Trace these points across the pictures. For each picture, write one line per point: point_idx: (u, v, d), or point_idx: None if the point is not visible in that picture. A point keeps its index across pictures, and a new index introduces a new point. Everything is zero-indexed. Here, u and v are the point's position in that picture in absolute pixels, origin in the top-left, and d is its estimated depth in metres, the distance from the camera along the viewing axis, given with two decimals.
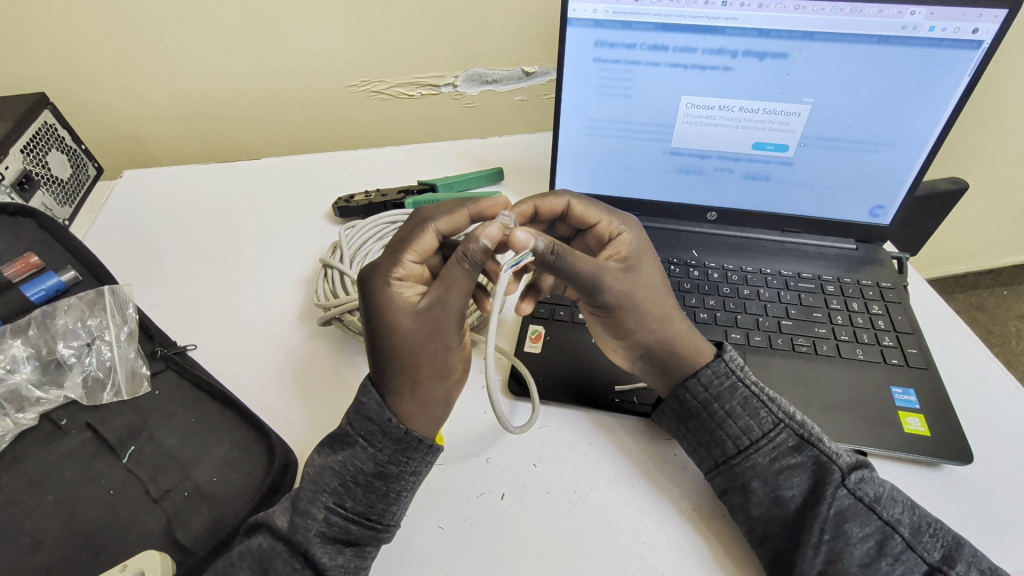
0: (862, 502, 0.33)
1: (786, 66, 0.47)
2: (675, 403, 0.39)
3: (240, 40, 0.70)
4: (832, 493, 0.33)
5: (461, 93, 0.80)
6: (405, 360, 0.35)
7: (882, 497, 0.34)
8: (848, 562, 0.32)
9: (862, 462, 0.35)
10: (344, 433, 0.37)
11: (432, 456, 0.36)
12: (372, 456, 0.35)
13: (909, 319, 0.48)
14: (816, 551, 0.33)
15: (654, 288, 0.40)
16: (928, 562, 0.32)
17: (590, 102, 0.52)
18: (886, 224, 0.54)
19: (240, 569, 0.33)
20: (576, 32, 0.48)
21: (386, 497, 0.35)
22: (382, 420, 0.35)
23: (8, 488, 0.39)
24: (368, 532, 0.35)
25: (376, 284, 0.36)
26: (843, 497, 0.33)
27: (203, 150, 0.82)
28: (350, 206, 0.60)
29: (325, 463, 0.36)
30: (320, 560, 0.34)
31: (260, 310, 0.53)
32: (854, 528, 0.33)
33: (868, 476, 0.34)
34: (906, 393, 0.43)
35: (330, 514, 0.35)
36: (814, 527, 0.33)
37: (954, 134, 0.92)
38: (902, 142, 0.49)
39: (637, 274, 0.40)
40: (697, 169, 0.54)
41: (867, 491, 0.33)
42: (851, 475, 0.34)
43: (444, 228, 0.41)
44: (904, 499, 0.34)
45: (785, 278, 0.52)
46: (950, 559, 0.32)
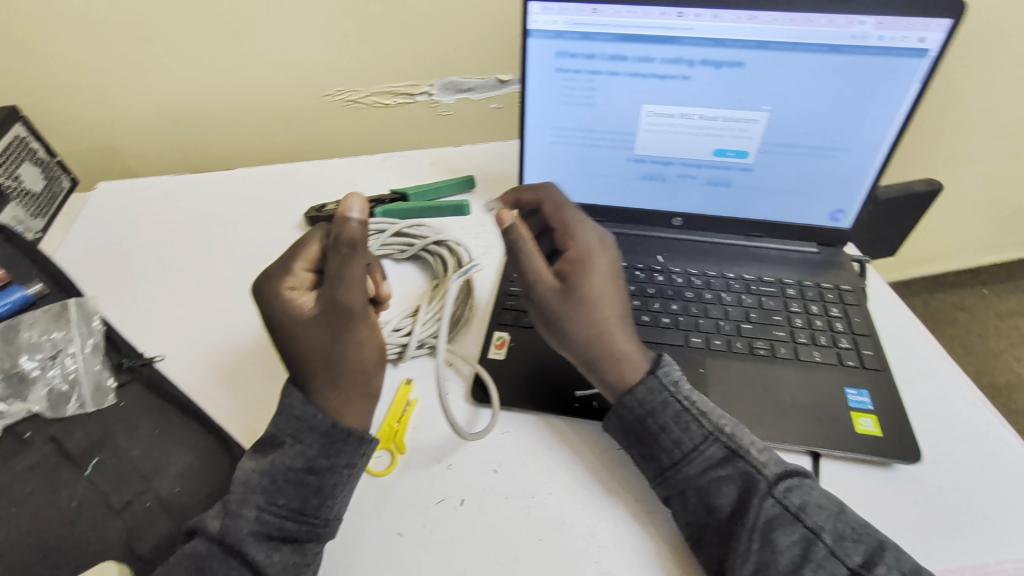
0: (787, 510, 0.34)
1: (742, 75, 0.48)
2: (614, 418, 0.39)
3: (213, 51, 0.71)
4: (758, 502, 0.34)
5: (437, 102, 0.80)
6: (320, 361, 0.38)
7: (808, 505, 0.34)
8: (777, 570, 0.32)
9: (792, 470, 0.36)
10: (272, 436, 0.38)
11: (363, 447, 0.38)
12: (302, 452, 0.37)
13: (866, 322, 0.49)
14: (746, 559, 0.33)
15: (595, 290, 0.41)
16: (850, 567, 0.32)
17: (553, 111, 0.53)
18: (846, 228, 0.55)
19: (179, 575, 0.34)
20: (537, 42, 0.49)
21: (320, 491, 0.37)
22: (308, 417, 0.38)
23: None
24: (304, 527, 0.36)
25: (270, 294, 0.38)
26: (769, 506, 0.34)
27: (180, 161, 0.82)
28: (320, 215, 0.60)
29: (256, 466, 0.37)
30: (255, 555, 0.34)
31: (229, 320, 0.53)
32: (780, 536, 0.33)
33: (796, 484, 0.35)
34: (859, 394, 0.44)
35: (262, 514, 0.36)
36: (742, 536, 0.33)
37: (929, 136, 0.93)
38: (857, 148, 0.50)
39: (581, 274, 0.41)
40: (660, 176, 0.55)
41: (793, 500, 0.34)
42: (776, 484, 0.35)
43: (324, 223, 0.41)
44: (833, 506, 0.34)
45: (747, 283, 0.53)
46: (871, 563, 0.32)
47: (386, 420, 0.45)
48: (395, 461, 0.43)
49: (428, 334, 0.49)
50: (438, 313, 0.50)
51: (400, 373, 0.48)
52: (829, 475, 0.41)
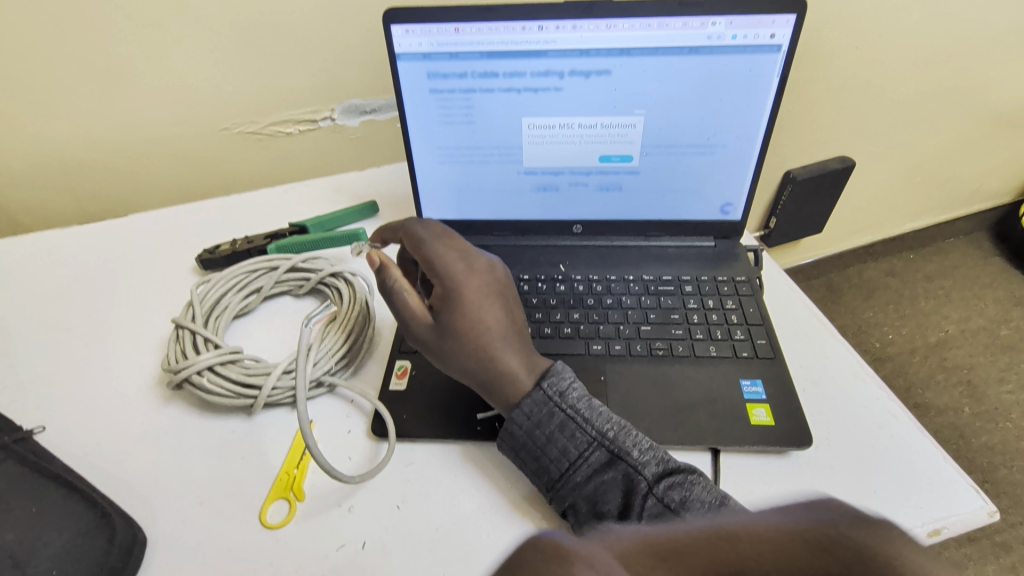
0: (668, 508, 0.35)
1: (612, 82, 0.48)
2: (506, 435, 0.40)
3: (93, 95, 0.68)
4: (640, 504, 0.36)
5: (341, 126, 0.79)
6: None
7: (689, 500, 0.35)
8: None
9: (674, 467, 0.37)
10: None
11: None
12: None
13: (760, 311, 0.50)
14: None
15: (466, 314, 0.43)
16: None
17: (436, 131, 0.52)
18: (737, 220, 0.56)
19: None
20: (407, 66, 0.48)
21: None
22: None
23: None
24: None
25: None
26: (651, 505, 0.35)
27: (76, 211, 0.78)
28: (214, 257, 0.58)
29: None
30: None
31: (119, 379, 0.51)
32: None
33: (678, 480, 0.36)
34: (754, 385, 0.45)
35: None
36: None
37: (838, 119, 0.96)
38: (733, 143, 0.51)
39: (449, 303, 0.44)
40: (553, 186, 0.55)
41: (674, 497, 0.36)
42: (657, 483, 0.36)
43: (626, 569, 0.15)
44: (714, 499, 0.35)
45: (646, 283, 0.54)
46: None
47: (284, 467, 0.44)
48: (293, 510, 0.41)
49: (323, 371, 0.47)
50: (333, 349, 0.48)
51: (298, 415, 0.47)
52: (728, 469, 0.41)
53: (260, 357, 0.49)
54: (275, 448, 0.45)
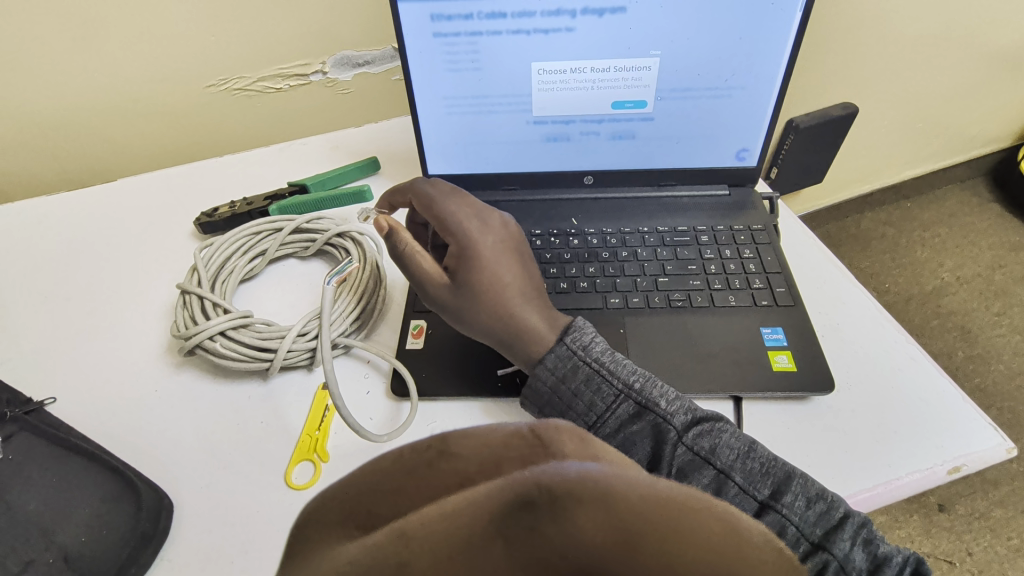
0: (698, 456, 0.35)
1: (626, 21, 0.45)
2: (530, 393, 0.40)
3: (67, 52, 0.63)
4: (670, 452, 0.36)
5: (334, 80, 0.75)
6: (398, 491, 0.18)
7: (718, 447, 0.36)
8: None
9: (701, 416, 0.37)
10: None
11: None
12: None
13: (778, 259, 0.50)
14: None
15: (485, 272, 0.43)
16: (758, 500, 0.34)
17: (441, 80, 0.49)
18: (753, 166, 0.55)
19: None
20: (409, 7, 0.45)
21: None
22: None
23: None
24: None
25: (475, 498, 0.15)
26: (681, 454, 0.36)
27: (60, 179, 0.74)
28: (213, 220, 0.56)
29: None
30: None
31: (125, 348, 0.49)
32: (693, 481, 0.35)
33: (706, 429, 0.37)
34: (774, 332, 0.45)
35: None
36: None
37: (847, 61, 0.93)
38: (751, 85, 0.49)
39: (466, 262, 0.43)
40: (563, 136, 0.53)
41: (703, 445, 0.36)
42: (687, 432, 0.36)
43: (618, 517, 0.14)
44: (743, 446, 0.36)
45: (661, 235, 0.52)
46: (777, 493, 0.33)
47: (305, 429, 0.43)
48: (318, 471, 0.41)
49: (338, 333, 0.47)
50: (347, 310, 0.47)
51: (317, 378, 0.47)
52: (752, 417, 0.41)
53: (271, 321, 0.48)
54: (295, 411, 0.45)
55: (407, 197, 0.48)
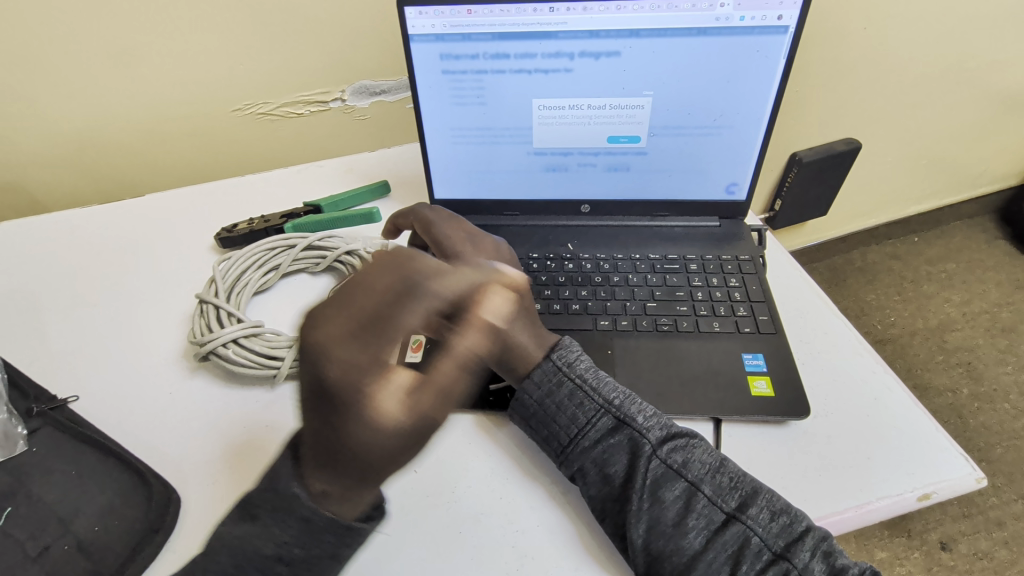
0: (671, 468, 0.37)
1: (621, 63, 0.49)
2: (517, 406, 0.43)
3: (108, 76, 0.68)
4: (645, 464, 0.37)
5: (352, 107, 0.80)
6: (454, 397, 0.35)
7: (690, 460, 0.38)
8: (662, 521, 0.36)
9: (675, 432, 0.39)
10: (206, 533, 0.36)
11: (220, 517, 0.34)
12: None
13: (762, 288, 0.52)
14: (638, 518, 0.36)
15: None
16: (725, 511, 0.35)
17: (449, 112, 0.53)
18: (742, 200, 0.57)
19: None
20: (420, 47, 0.49)
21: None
22: None
23: None
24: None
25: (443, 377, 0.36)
26: (655, 466, 0.37)
27: (91, 192, 0.79)
28: (232, 236, 0.60)
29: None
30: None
31: (144, 352, 0.53)
32: (666, 492, 0.37)
33: (681, 444, 0.39)
34: (755, 358, 0.47)
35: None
36: (634, 497, 0.37)
37: (846, 99, 0.96)
38: (739, 124, 0.52)
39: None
40: (562, 166, 0.56)
41: (676, 458, 0.38)
42: (662, 446, 0.38)
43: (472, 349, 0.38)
44: (713, 461, 0.38)
45: (653, 262, 0.55)
46: (744, 505, 0.35)
47: None
48: None
49: None
50: None
51: None
52: (729, 438, 0.44)
53: (281, 331, 0.52)
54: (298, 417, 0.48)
55: (411, 222, 0.52)
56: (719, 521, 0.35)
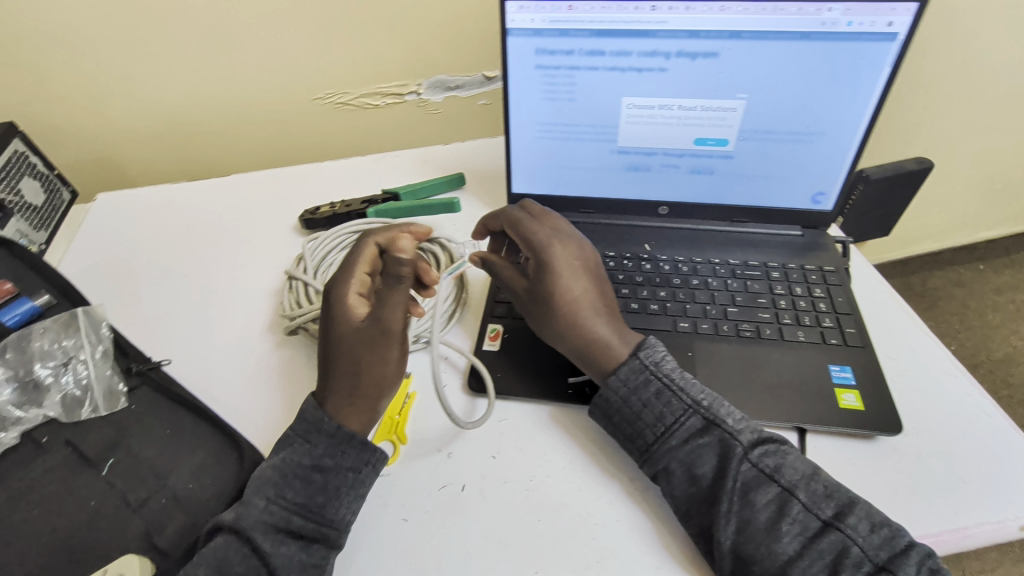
0: (763, 472, 0.37)
1: (717, 65, 0.49)
2: (600, 402, 0.43)
3: (202, 61, 0.71)
4: (736, 467, 0.37)
5: (426, 101, 0.81)
6: (349, 368, 0.42)
7: (782, 466, 0.37)
8: (754, 524, 0.36)
9: (766, 437, 0.39)
10: (314, 470, 0.39)
11: (367, 453, 0.40)
12: (310, 451, 0.40)
13: (848, 300, 0.51)
14: (728, 520, 0.36)
15: (564, 286, 0.46)
16: (822, 519, 0.35)
17: (537, 107, 0.54)
18: (828, 210, 0.56)
19: (193, 568, 0.35)
20: (516, 41, 0.50)
21: (325, 489, 0.39)
22: (317, 420, 0.41)
23: (9, 505, 0.41)
24: (311, 523, 0.38)
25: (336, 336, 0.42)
26: (746, 469, 0.37)
27: (175, 171, 0.83)
28: (316, 218, 0.62)
29: (268, 463, 0.40)
30: (262, 544, 0.36)
31: (231, 324, 0.55)
32: (758, 496, 0.36)
33: (771, 449, 0.38)
34: (843, 370, 0.46)
35: (272, 505, 0.38)
36: (724, 498, 0.37)
37: (925, 116, 0.92)
38: (834, 131, 0.51)
39: (547, 277, 0.47)
40: (644, 166, 0.56)
41: (768, 462, 0.37)
42: (753, 450, 0.38)
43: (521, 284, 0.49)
44: (807, 468, 0.38)
45: (733, 267, 0.55)
46: (842, 514, 0.35)
47: (387, 412, 0.47)
48: (397, 451, 0.45)
49: (423, 328, 0.51)
50: (434, 309, 0.52)
51: None
52: (814, 449, 0.43)
53: None
54: None
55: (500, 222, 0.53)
56: (816, 528, 0.35)
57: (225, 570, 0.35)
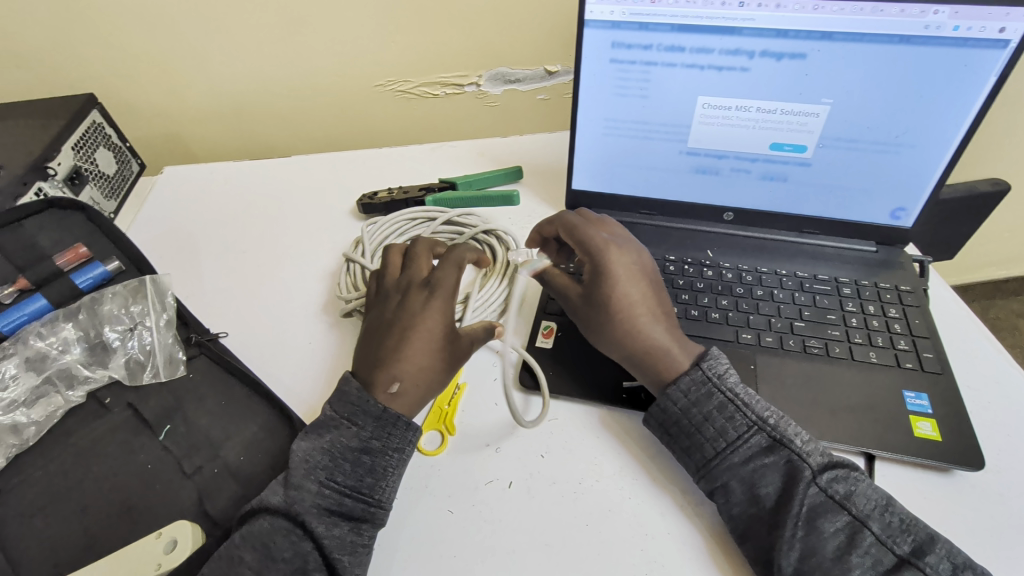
0: (832, 499, 0.35)
1: (804, 67, 0.46)
2: (657, 411, 0.41)
3: (271, 43, 0.72)
4: (803, 491, 0.35)
5: (485, 93, 0.81)
6: (396, 347, 0.42)
7: (854, 494, 0.35)
8: (822, 554, 0.34)
9: (836, 461, 0.37)
10: (360, 450, 0.39)
11: (411, 433, 0.40)
12: (357, 433, 0.40)
13: (926, 323, 0.48)
14: (791, 546, 0.34)
15: (618, 289, 0.45)
16: (897, 554, 0.33)
17: (607, 103, 0.52)
18: (908, 227, 0.53)
19: (244, 550, 0.35)
20: (593, 33, 0.49)
21: (373, 471, 0.39)
22: (362, 402, 0.40)
23: (70, 461, 0.42)
24: (360, 505, 0.38)
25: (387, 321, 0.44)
26: (814, 494, 0.35)
27: (237, 149, 0.84)
28: (374, 203, 0.62)
29: (314, 445, 0.40)
30: (317, 529, 0.36)
31: (287, 302, 0.56)
32: (825, 523, 0.35)
33: (842, 475, 0.36)
34: (919, 397, 0.43)
35: (323, 488, 0.38)
36: (788, 523, 0.35)
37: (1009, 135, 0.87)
38: (925, 143, 0.48)
39: (601, 279, 0.46)
40: (713, 169, 0.54)
41: (838, 489, 0.35)
42: (822, 474, 0.36)
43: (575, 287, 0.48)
44: (880, 498, 0.36)
45: (801, 280, 0.52)
46: (920, 551, 0.33)
47: (436, 402, 0.47)
48: (445, 442, 0.44)
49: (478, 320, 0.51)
50: (489, 301, 0.51)
51: None
52: (883, 478, 0.41)
53: None
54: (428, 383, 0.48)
55: (554, 227, 0.52)
56: (891, 563, 0.33)
57: (273, 555, 0.35)
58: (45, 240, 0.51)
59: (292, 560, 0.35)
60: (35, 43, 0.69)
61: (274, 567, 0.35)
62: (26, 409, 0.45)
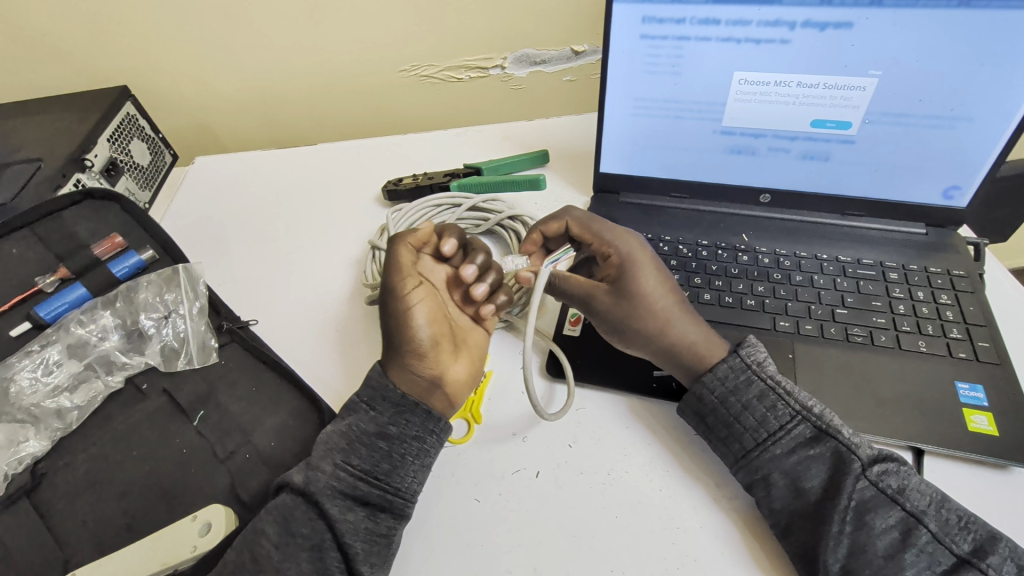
0: (883, 493, 0.34)
1: (849, 37, 0.43)
2: (692, 400, 0.40)
3: (296, 31, 0.72)
4: (852, 484, 0.34)
5: (510, 75, 0.79)
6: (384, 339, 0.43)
7: (906, 488, 0.34)
8: (874, 551, 0.32)
9: (886, 455, 0.35)
10: (380, 434, 0.39)
11: (433, 423, 0.40)
12: (375, 417, 0.40)
13: (983, 310, 0.45)
14: (837, 542, 0.33)
15: (647, 283, 0.44)
16: (956, 554, 0.32)
17: (637, 81, 0.50)
18: (962, 207, 0.49)
19: (266, 523, 0.36)
20: (622, 8, 0.46)
21: (390, 457, 0.39)
22: (381, 386, 0.41)
23: (111, 444, 0.44)
24: (376, 491, 0.38)
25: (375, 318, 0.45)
26: (864, 488, 0.34)
27: (265, 138, 0.85)
28: (399, 189, 0.62)
29: (336, 428, 0.40)
30: (330, 509, 0.37)
31: (315, 289, 0.56)
32: (875, 519, 0.33)
33: (893, 469, 0.35)
34: (973, 389, 0.41)
35: (339, 470, 0.38)
36: (834, 518, 0.33)
37: None
38: (983, 117, 0.44)
39: (631, 276, 0.44)
40: (749, 149, 0.51)
41: (889, 483, 0.34)
42: (873, 467, 0.34)
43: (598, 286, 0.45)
44: (935, 493, 0.34)
45: (843, 265, 0.50)
46: (981, 551, 0.31)
47: None
48: (472, 430, 0.44)
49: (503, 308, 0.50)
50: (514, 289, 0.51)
51: None
52: (932, 474, 0.39)
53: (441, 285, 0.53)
54: None
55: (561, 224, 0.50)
56: (948, 564, 0.31)
57: (291, 530, 0.36)
58: (84, 230, 0.52)
59: (310, 536, 0.36)
60: (69, 36, 0.70)
61: (292, 542, 0.36)
62: (69, 394, 0.46)
